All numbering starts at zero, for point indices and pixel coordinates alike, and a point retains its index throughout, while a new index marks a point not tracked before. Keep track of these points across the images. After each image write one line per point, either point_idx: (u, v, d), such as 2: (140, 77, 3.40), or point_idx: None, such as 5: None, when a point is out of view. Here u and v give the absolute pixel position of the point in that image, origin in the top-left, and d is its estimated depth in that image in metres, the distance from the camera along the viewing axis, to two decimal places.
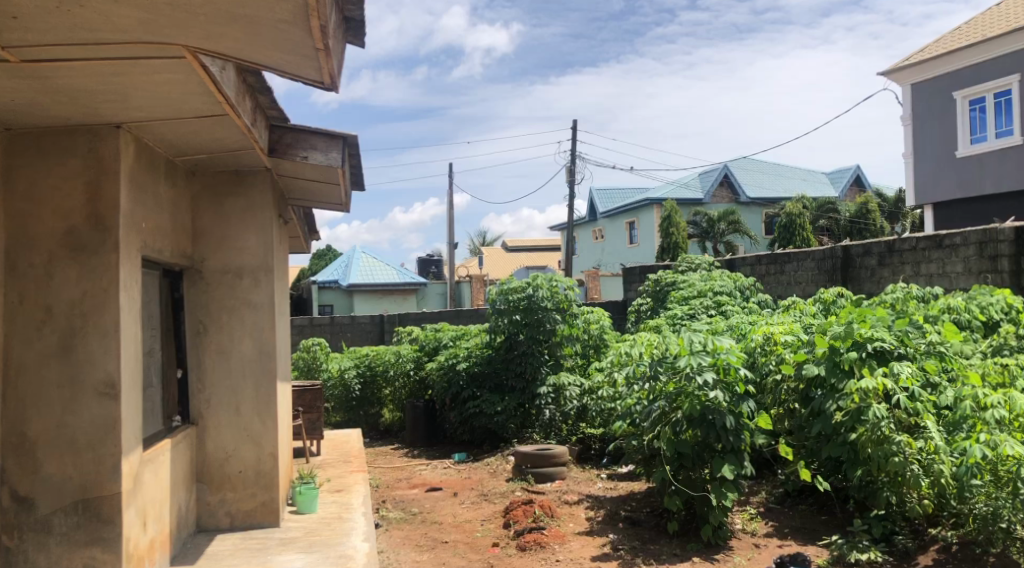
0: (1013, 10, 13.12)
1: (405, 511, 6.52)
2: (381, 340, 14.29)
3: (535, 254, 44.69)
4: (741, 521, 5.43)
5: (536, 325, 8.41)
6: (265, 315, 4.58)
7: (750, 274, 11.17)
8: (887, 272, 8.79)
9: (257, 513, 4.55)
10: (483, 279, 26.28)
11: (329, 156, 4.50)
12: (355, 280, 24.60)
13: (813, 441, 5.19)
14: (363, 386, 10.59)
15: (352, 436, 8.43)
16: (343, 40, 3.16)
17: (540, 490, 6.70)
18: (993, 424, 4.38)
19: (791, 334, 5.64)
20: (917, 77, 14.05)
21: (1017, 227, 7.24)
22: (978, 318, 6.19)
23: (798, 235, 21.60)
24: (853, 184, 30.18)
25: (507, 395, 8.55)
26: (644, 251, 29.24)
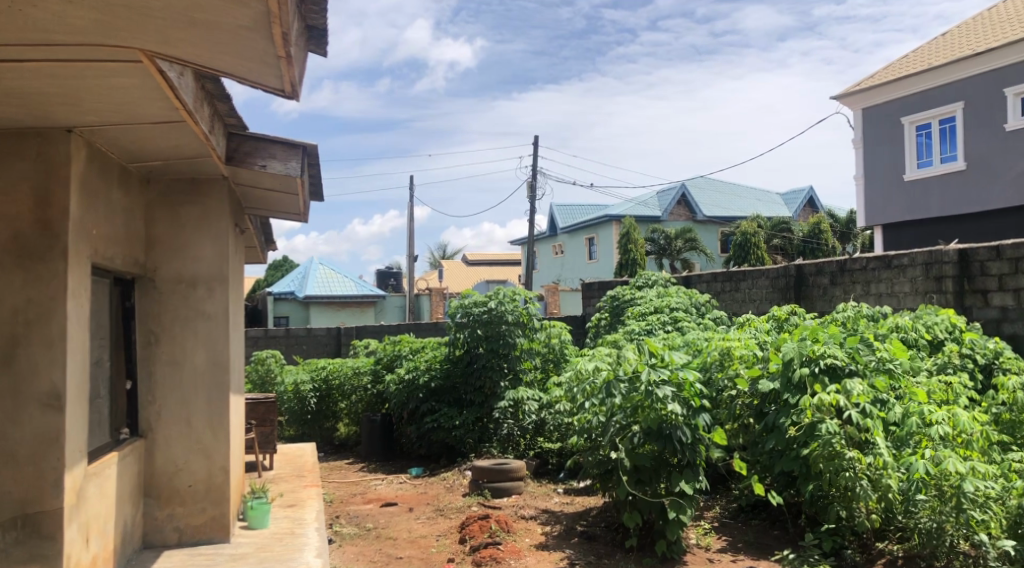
0: (956, 40, 13.68)
1: (358, 527, 6.44)
2: (338, 353, 14.12)
3: (495, 269, 44.70)
4: (696, 536, 5.48)
5: (496, 338, 8.39)
6: (219, 325, 4.49)
7: (706, 290, 11.34)
8: (839, 291, 9.01)
9: (207, 529, 4.44)
10: (442, 292, 26.19)
11: (287, 165, 4.48)
12: (311, 292, 24.29)
13: (767, 456, 5.28)
14: (319, 400, 10.44)
15: (306, 450, 8.29)
16: (305, 49, 3.15)
17: (497, 505, 6.67)
18: (937, 440, 4.57)
19: (746, 350, 5.74)
20: (866, 102, 14.47)
21: (960, 249, 7.50)
22: (924, 337, 6.38)
23: (753, 253, 22.02)
24: (805, 205, 30.95)
25: (466, 408, 8.53)
26: (603, 267, 29.49)
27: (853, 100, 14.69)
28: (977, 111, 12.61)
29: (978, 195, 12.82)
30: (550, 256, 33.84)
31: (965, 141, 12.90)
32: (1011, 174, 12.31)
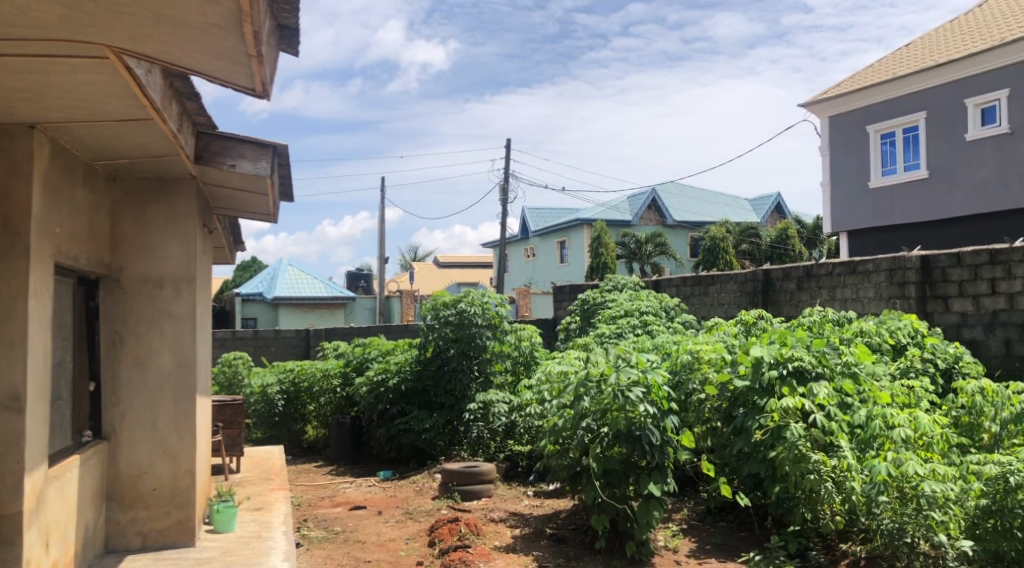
0: (920, 51, 13.99)
1: (327, 530, 6.38)
2: (306, 355, 13.99)
3: (466, 271, 44.65)
4: (664, 538, 5.53)
5: (467, 340, 8.38)
6: (186, 326, 4.43)
7: (676, 294, 11.44)
8: (805, 296, 9.16)
9: (172, 533, 4.37)
10: (413, 294, 26.08)
11: (257, 165, 4.44)
12: (280, 293, 24.01)
13: (735, 458, 5.35)
14: (288, 402, 10.33)
15: (273, 453, 8.21)
16: (276, 49, 3.13)
17: (467, 507, 6.66)
18: (899, 442, 4.67)
19: (715, 353, 5.81)
20: (833, 110, 14.73)
21: (923, 256, 7.66)
22: (887, 341, 6.50)
23: (721, 258, 22.29)
24: (773, 211, 31.38)
25: (436, 411, 8.51)
26: (574, 270, 29.61)
27: (819, 108, 14.94)
28: (939, 120, 12.92)
29: (939, 203, 13.12)
30: (521, 259, 33.89)
31: (928, 149, 13.20)
32: (972, 183, 12.62)
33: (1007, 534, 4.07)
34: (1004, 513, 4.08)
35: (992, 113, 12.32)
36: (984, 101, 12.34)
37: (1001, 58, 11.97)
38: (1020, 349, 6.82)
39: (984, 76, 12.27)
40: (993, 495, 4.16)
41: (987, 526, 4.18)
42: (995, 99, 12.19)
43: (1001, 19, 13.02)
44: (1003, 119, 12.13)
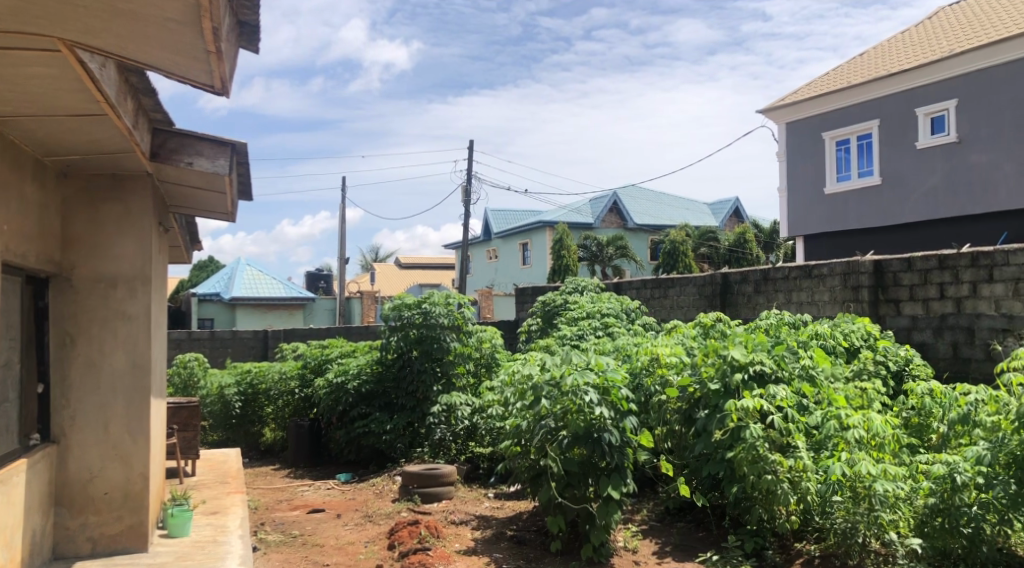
0: (875, 61, 14.34)
1: (284, 534, 6.30)
2: (264, 356, 13.77)
3: (427, 273, 44.46)
4: (624, 538, 5.58)
5: (429, 342, 8.34)
6: (140, 327, 4.34)
7: (636, 297, 11.56)
8: (762, 299, 9.32)
9: (123, 537, 4.26)
10: (374, 295, 25.88)
11: (216, 163, 4.37)
12: (238, 294, 23.60)
13: (695, 459, 5.42)
14: (245, 404, 10.16)
15: (230, 455, 8.07)
16: (236, 45, 3.08)
17: (427, 510, 6.63)
18: (852, 443, 4.78)
19: (675, 355, 5.87)
20: (790, 116, 15.03)
21: (876, 260, 7.85)
22: (841, 344, 6.66)
23: (681, 261, 22.57)
24: (731, 215, 31.88)
25: (397, 413, 8.44)
26: (536, 272, 29.70)
27: (777, 114, 15.23)
28: (892, 128, 13.26)
29: (891, 209, 13.47)
30: (483, 261, 33.88)
31: (880, 157, 13.55)
32: (922, 190, 12.97)
33: (954, 532, 4.20)
34: (951, 511, 4.22)
35: (941, 123, 12.69)
36: (933, 111, 12.70)
37: (951, 69, 12.33)
38: (967, 351, 7.01)
39: (934, 86, 12.63)
40: (940, 494, 4.30)
41: (935, 523, 4.32)
42: (944, 109, 12.56)
43: (951, 31, 13.43)
44: (951, 128, 12.50)
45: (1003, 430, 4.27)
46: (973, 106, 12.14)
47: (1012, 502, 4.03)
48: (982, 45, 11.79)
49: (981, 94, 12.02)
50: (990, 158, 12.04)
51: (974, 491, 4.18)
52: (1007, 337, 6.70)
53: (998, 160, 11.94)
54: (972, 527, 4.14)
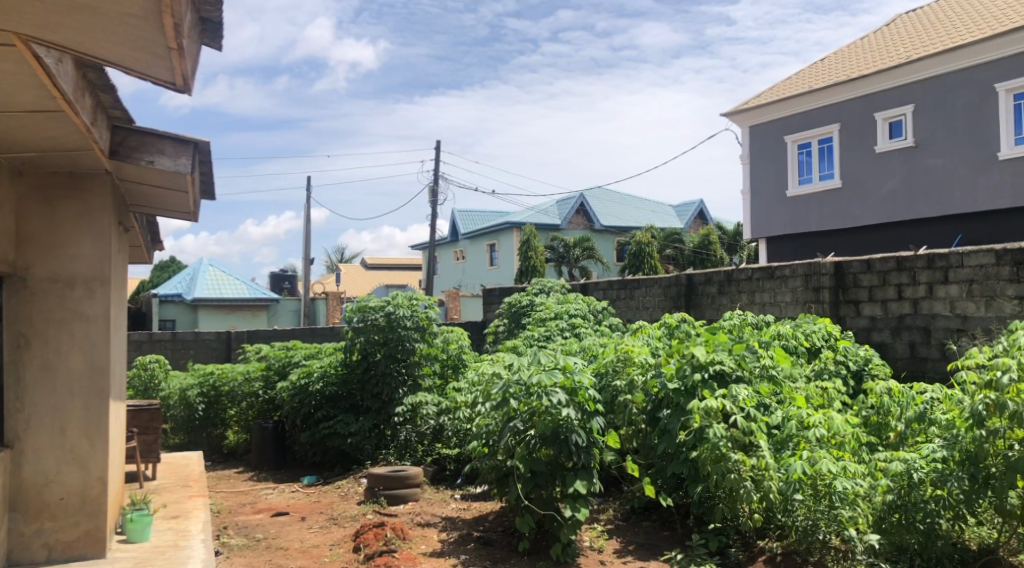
0: (836, 66, 14.60)
1: (247, 538, 6.23)
2: (227, 357, 13.56)
3: (394, 273, 44.22)
4: (589, 538, 5.61)
5: (395, 343, 8.30)
6: (99, 328, 4.25)
7: (602, 297, 11.63)
8: (726, 300, 9.44)
9: (80, 543, 4.17)
10: (340, 296, 25.68)
11: (177, 162, 4.30)
12: (200, 295, 23.23)
13: (660, 458, 5.46)
14: (207, 406, 9.97)
15: (193, 458, 7.96)
16: (198, 42, 3.04)
17: (393, 512, 6.59)
18: (813, 441, 4.87)
19: (640, 356, 5.92)
20: (754, 120, 15.23)
21: (836, 262, 7.99)
22: (803, 344, 6.76)
23: (646, 263, 22.80)
24: (696, 217, 32.25)
25: (362, 415, 8.38)
26: (503, 273, 29.71)
27: (741, 117, 15.42)
28: (852, 132, 13.52)
29: (852, 211, 13.71)
30: (451, 261, 33.81)
31: (841, 160, 13.80)
32: (881, 193, 13.23)
33: (911, 527, 4.30)
34: (908, 507, 4.31)
35: (899, 127, 12.97)
36: (892, 115, 12.98)
37: (908, 75, 12.61)
38: (923, 351, 7.19)
39: (892, 92, 12.91)
40: (897, 490, 4.39)
41: (893, 520, 4.41)
42: (901, 114, 12.83)
43: (909, 38, 13.74)
44: (908, 133, 12.78)
45: (956, 428, 4.39)
46: (930, 111, 12.43)
47: (966, 497, 4.13)
48: (938, 52, 12.07)
49: (937, 100, 12.32)
50: (946, 162, 12.33)
51: (930, 487, 4.28)
52: (961, 337, 6.89)
53: (953, 164, 12.23)
54: (927, 521, 4.24)
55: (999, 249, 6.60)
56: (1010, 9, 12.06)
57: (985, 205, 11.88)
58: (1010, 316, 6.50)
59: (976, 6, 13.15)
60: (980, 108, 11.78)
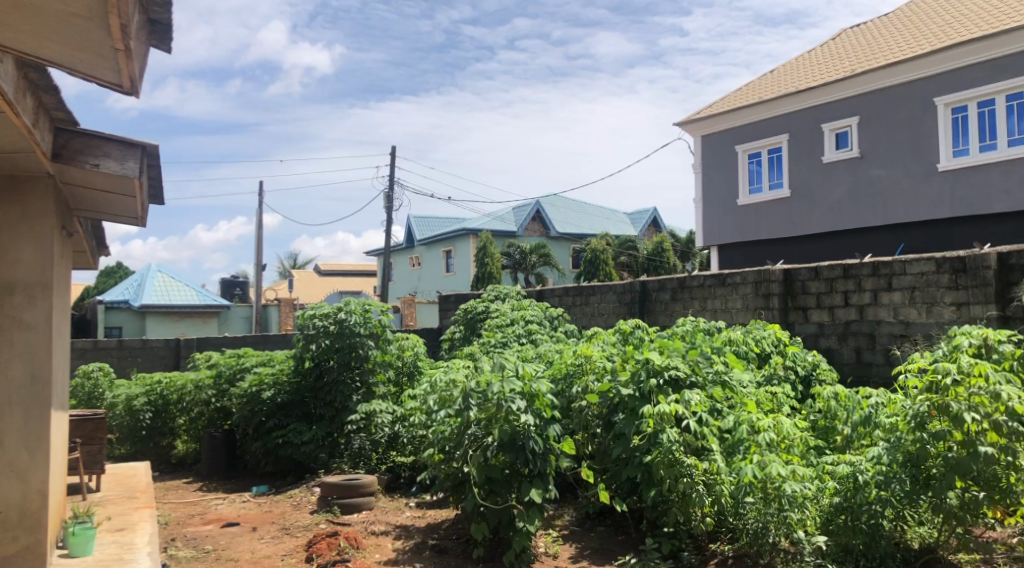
0: (786, 77, 14.94)
1: (196, 549, 6.09)
2: (176, 365, 13.29)
3: (348, 280, 43.80)
4: (545, 544, 5.62)
5: (347, 350, 8.22)
6: (41, 336, 4.14)
7: (558, 304, 11.68)
8: (679, 306, 9.57)
9: (19, 559, 4.03)
10: (293, 302, 25.34)
11: (123, 165, 4.18)
12: (147, 301, 22.68)
13: (614, 464, 5.51)
14: (155, 416, 9.73)
15: (139, 469, 7.76)
16: (145, 43, 2.98)
17: (346, 521, 6.51)
18: (764, 445, 4.94)
19: (597, 361, 5.95)
20: (706, 129, 15.49)
21: (785, 270, 8.17)
22: (753, 350, 6.88)
23: (601, 269, 23.09)
24: (650, 224, 32.64)
25: (315, 423, 8.30)
26: (459, 279, 29.66)
27: (694, 127, 15.67)
28: (801, 143, 13.85)
29: (800, 220, 14.01)
30: (407, 267, 33.64)
31: (789, 170, 14.12)
32: (828, 203, 13.57)
33: (856, 528, 4.42)
34: (854, 509, 4.43)
35: (845, 138, 13.32)
36: (837, 127, 13.33)
37: (855, 87, 12.97)
38: (869, 356, 7.38)
39: (839, 104, 13.26)
40: (844, 493, 4.55)
41: (839, 521, 4.55)
42: (846, 125, 13.18)
43: (855, 51, 14.13)
44: (854, 144, 13.13)
45: (900, 430, 4.53)
46: (875, 124, 12.80)
47: (908, 498, 4.25)
48: (882, 66, 12.45)
49: (881, 113, 12.69)
50: (889, 173, 12.69)
51: (874, 489, 4.39)
52: (904, 343, 7.10)
53: (896, 175, 12.59)
54: (871, 522, 4.35)
55: (939, 258, 6.83)
56: (950, 26, 12.50)
57: (926, 215, 12.24)
58: (950, 323, 6.72)
59: (918, 22, 13.59)
60: (922, 121, 12.17)
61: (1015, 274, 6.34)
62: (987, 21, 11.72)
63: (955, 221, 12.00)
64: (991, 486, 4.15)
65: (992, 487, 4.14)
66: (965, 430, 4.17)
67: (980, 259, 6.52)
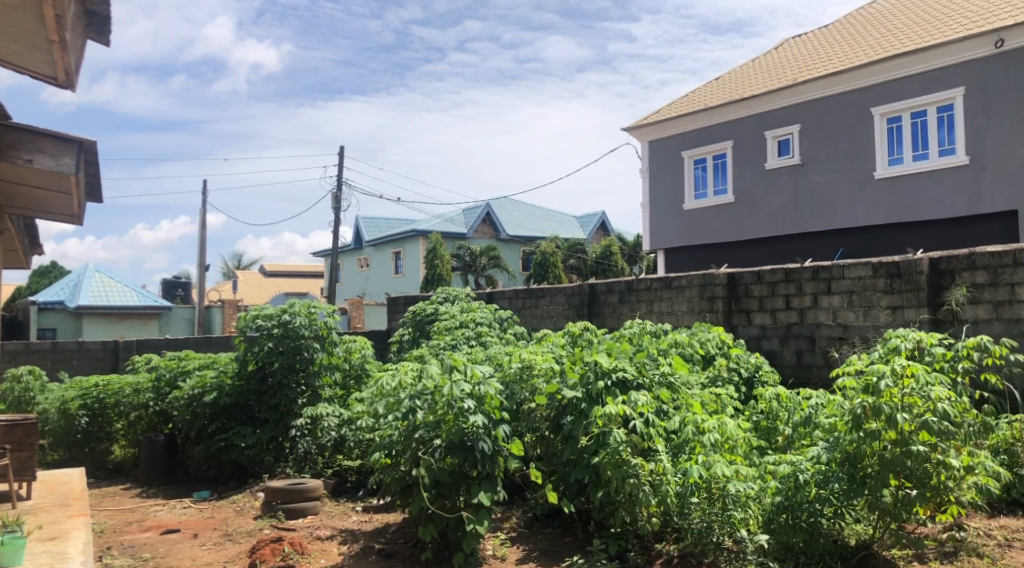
0: (732, 84, 15.26)
1: (134, 558, 5.91)
2: (114, 368, 12.90)
3: (295, 281, 43.11)
4: (492, 546, 5.62)
5: (292, 353, 8.07)
6: None
7: (507, 306, 11.70)
8: (627, 309, 9.68)
9: None
10: (237, 303, 24.84)
11: (59, 162, 4.04)
12: (84, 302, 21.94)
13: (562, 465, 5.52)
14: (91, 419, 9.40)
15: (73, 476, 7.48)
16: (81, 35, 2.91)
17: (290, 526, 6.40)
18: (708, 445, 5.02)
19: (546, 363, 5.95)
20: (654, 134, 15.72)
21: (729, 273, 8.34)
22: (698, 351, 6.99)
23: (551, 272, 23.30)
24: (598, 229, 32.95)
25: (260, 427, 8.15)
26: (408, 281, 29.45)
27: (642, 132, 15.88)
28: (746, 149, 14.16)
29: (745, 225, 14.30)
30: (356, 269, 33.29)
31: (734, 176, 14.42)
32: (771, 208, 13.88)
33: (794, 526, 4.55)
34: (794, 508, 4.53)
35: (787, 145, 13.66)
36: (780, 134, 13.67)
37: (796, 96, 13.33)
38: (809, 358, 7.59)
39: (782, 112, 13.60)
40: (785, 492, 4.58)
41: (780, 520, 4.61)
42: (788, 133, 13.53)
43: (798, 61, 14.50)
44: (795, 152, 13.47)
45: (838, 431, 4.65)
46: (815, 132, 13.16)
47: (845, 496, 4.39)
48: (822, 76, 12.81)
49: (821, 122, 13.06)
50: (829, 180, 13.05)
51: (813, 488, 4.50)
52: (842, 345, 7.31)
53: (836, 182, 12.95)
54: (810, 520, 4.46)
55: (875, 262, 7.06)
56: (886, 39, 12.93)
57: (864, 221, 12.62)
58: (885, 326, 6.96)
59: (857, 34, 14.02)
60: (859, 130, 12.56)
61: (946, 279, 6.61)
62: (920, 35, 12.17)
63: (891, 228, 12.41)
64: (923, 483, 4.29)
65: (923, 485, 4.28)
66: (898, 430, 4.29)
67: (913, 264, 6.76)
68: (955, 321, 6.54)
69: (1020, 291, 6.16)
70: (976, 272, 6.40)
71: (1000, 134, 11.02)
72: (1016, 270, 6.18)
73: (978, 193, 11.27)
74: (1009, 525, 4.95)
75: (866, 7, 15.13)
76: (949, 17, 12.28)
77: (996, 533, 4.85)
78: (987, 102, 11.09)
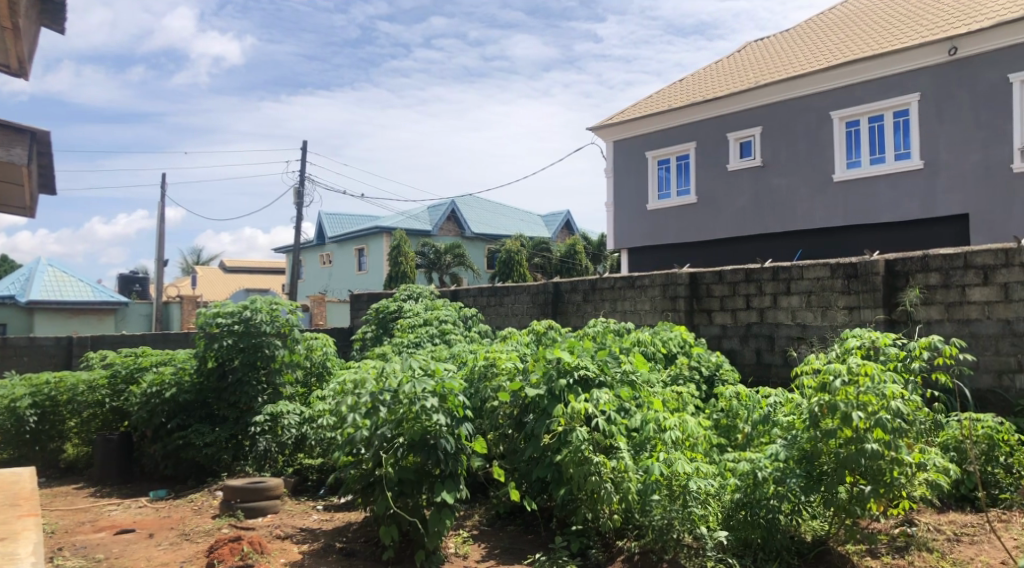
0: (695, 86, 15.44)
1: (86, 559, 5.77)
2: (67, 364, 12.58)
3: (257, 278, 42.51)
4: (454, 545, 5.61)
5: (252, 350, 7.96)
6: None
7: (472, 304, 11.69)
8: (590, 308, 9.74)
9: None
10: (196, 299, 24.42)
11: (10, 152, 3.76)
12: (36, 297, 21.37)
13: (525, 463, 5.54)
14: (42, 418, 9.12)
15: (23, 474, 7.27)
16: (36, 23, 2.83)
17: (249, 525, 6.30)
18: (669, 443, 5.06)
19: (509, 360, 5.95)
20: (618, 135, 15.84)
21: (691, 273, 8.43)
22: (660, 350, 7.06)
23: (516, 270, 23.41)
24: (563, 228, 33.11)
25: (219, 425, 8.03)
26: (371, 278, 29.22)
27: (607, 132, 15.99)
28: (709, 151, 14.34)
29: (707, 225, 14.48)
30: (318, 265, 32.94)
31: (697, 177, 14.59)
32: (732, 210, 14.08)
33: (754, 523, 4.63)
34: (754, 505, 4.62)
35: (748, 147, 13.88)
36: (741, 136, 13.87)
37: (758, 99, 13.52)
38: (768, 358, 7.71)
39: (744, 114, 13.80)
40: (745, 489, 4.66)
41: (739, 517, 4.70)
42: (750, 135, 13.74)
43: (759, 64, 14.73)
44: (756, 154, 13.68)
45: (796, 429, 4.74)
46: (776, 134, 13.38)
47: (802, 492, 4.47)
48: (783, 79, 13.02)
49: (782, 125, 13.28)
50: (789, 182, 13.28)
51: (772, 485, 4.55)
52: (801, 345, 7.45)
53: (796, 185, 13.19)
54: (768, 517, 4.54)
55: (833, 264, 7.20)
56: (845, 44, 13.19)
57: (822, 223, 12.86)
58: (842, 326, 7.10)
59: (817, 39, 14.27)
60: (819, 133, 12.80)
61: (900, 280, 6.77)
62: (878, 41, 12.43)
63: (848, 230, 12.67)
64: (877, 480, 4.39)
65: (877, 481, 4.37)
66: (854, 427, 4.38)
67: (869, 265, 6.91)
68: (909, 322, 6.71)
69: (971, 293, 6.35)
70: (929, 274, 6.58)
71: (953, 140, 11.32)
72: (967, 272, 6.36)
73: (932, 196, 11.56)
74: (958, 520, 5.10)
75: (827, 12, 15.42)
76: (906, 24, 12.57)
77: (945, 528, 4.99)
78: (942, 108, 11.38)
